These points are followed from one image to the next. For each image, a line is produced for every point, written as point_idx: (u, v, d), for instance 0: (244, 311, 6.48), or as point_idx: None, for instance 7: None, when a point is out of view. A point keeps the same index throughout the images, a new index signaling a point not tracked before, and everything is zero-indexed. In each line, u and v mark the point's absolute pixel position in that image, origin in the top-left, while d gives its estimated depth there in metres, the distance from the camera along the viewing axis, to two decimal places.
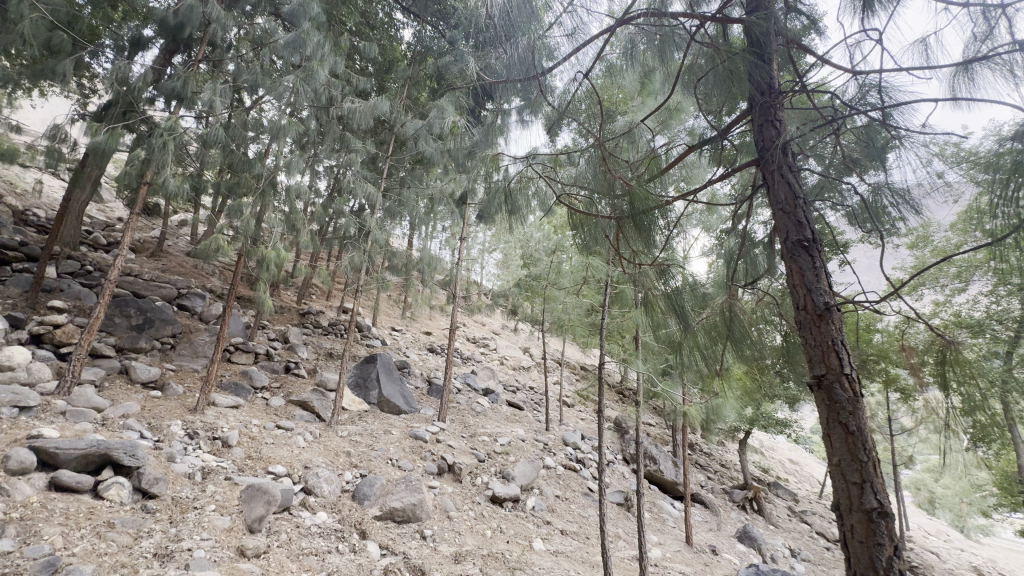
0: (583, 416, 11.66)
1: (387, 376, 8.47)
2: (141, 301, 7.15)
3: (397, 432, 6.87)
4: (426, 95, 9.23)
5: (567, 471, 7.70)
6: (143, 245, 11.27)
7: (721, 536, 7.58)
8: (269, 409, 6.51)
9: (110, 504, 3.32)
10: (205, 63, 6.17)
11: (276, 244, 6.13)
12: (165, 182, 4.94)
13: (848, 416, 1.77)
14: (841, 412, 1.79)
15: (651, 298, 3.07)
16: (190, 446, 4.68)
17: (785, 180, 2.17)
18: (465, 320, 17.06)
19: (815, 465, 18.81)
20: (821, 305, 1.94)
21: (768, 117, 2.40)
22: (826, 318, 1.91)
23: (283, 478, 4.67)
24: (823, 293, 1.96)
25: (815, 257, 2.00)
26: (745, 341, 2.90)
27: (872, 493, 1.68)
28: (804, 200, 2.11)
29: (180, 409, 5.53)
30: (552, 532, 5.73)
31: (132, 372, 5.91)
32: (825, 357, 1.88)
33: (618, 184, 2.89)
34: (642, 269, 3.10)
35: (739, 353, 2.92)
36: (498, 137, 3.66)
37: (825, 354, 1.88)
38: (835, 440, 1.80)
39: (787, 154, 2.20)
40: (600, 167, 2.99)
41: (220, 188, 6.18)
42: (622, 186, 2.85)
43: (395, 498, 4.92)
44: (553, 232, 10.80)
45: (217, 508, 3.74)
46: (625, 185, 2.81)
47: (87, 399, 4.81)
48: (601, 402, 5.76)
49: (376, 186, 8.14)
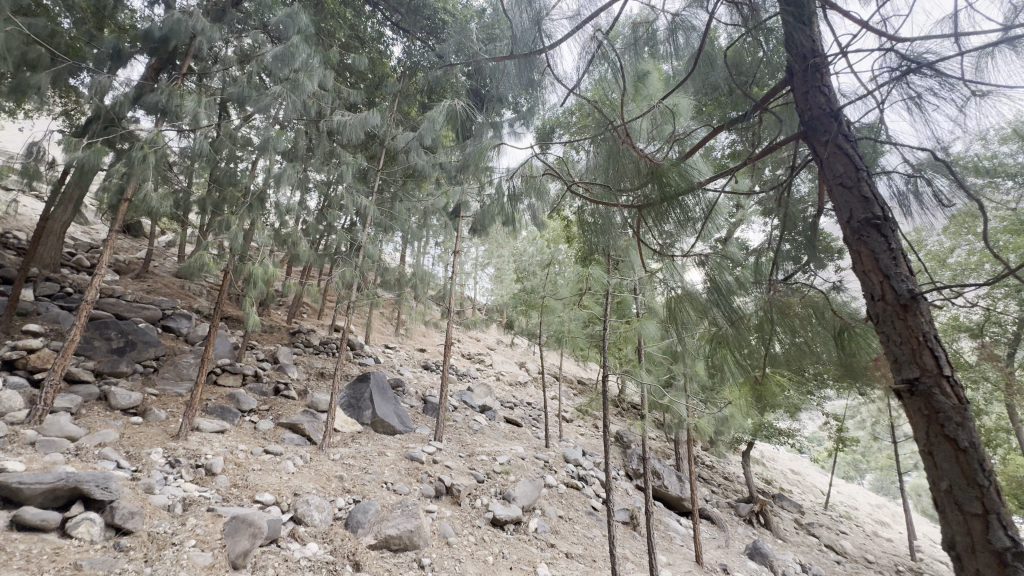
0: (583, 432, 11.41)
1: (381, 395, 8.21)
2: (122, 323, 6.88)
3: (393, 454, 6.59)
4: (416, 110, 9.17)
5: (570, 489, 7.44)
6: (127, 266, 10.99)
7: (731, 553, 7.32)
8: (257, 432, 6.22)
9: (78, 543, 3.04)
10: (190, 78, 6.03)
11: (263, 260, 5.93)
12: (146, 197, 4.75)
13: (956, 429, 1.43)
14: (944, 424, 1.45)
15: (674, 299, 2.86)
16: (171, 475, 4.39)
17: (842, 151, 1.89)
18: (459, 336, 16.82)
19: (817, 474, 18.59)
20: (905, 294, 1.60)
21: (812, 84, 2.03)
22: (912, 309, 1.57)
23: (270, 508, 4.39)
24: (902, 281, 1.64)
25: (889, 236, 1.71)
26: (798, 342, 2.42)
27: (1001, 530, 1.32)
28: (867, 170, 1.83)
29: (162, 436, 5.24)
30: (557, 556, 5.44)
31: (111, 398, 5.63)
32: (916, 357, 1.53)
33: (642, 165, 2.73)
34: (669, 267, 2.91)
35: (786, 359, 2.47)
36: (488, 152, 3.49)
37: (916, 353, 1.54)
38: (944, 457, 1.44)
39: (843, 121, 1.92)
40: (618, 156, 2.77)
41: (206, 204, 5.99)
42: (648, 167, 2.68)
43: (391, 525, 4.64)
44: (547, 245, 10.71)
45: (197, 543, 3.46)
46: (652, 167, 2.59)
47: (60, 427, 4.52)
48: (604, 417, 5.57)
49: (367, 200, 7.99)
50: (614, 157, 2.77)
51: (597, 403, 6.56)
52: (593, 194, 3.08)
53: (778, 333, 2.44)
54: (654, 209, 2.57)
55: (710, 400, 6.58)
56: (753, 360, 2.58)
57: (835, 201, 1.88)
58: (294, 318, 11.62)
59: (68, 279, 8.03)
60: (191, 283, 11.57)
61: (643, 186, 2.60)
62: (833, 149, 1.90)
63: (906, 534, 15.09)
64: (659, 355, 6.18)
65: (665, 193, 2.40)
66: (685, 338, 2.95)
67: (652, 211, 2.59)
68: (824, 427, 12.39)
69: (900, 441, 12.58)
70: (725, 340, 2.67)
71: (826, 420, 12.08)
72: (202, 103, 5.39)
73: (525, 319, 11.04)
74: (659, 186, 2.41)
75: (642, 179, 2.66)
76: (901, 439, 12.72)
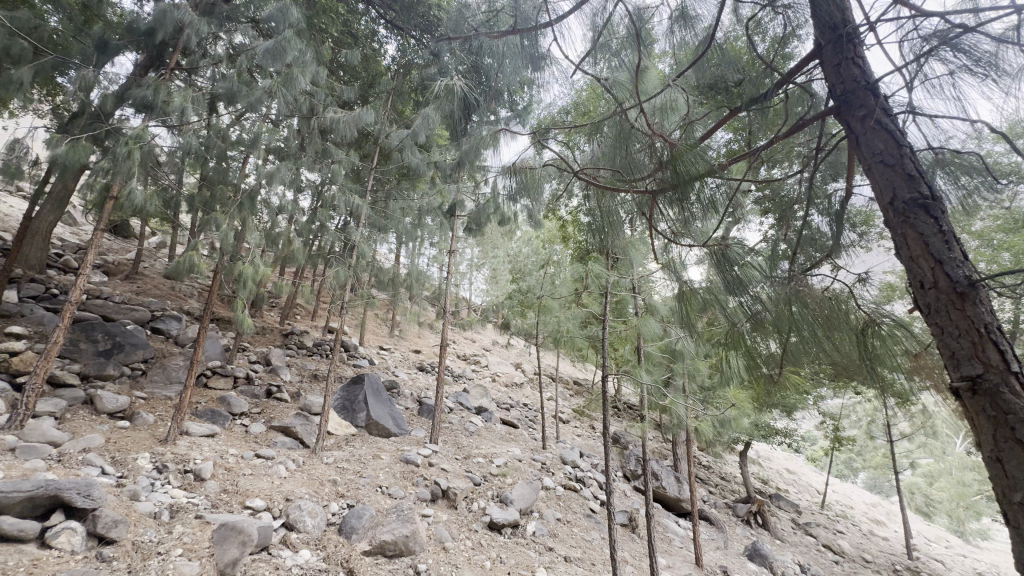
0: (580, 432, 11.33)
1: (375, 397, 8.08)
2: (109, 324, 6.73)
3: (387, 457, 6.47)
4: (411, 107, 9.07)
5: (568, 491, 7.35)
6: (116, 267, 10.79)
7: (730, 555, 7.26)
8: (248, 436, 6.08)
9: (58, 553, 2.92)
10: (178, 72, 5.89)
11: (254, 260, 5.81)
12: (132, 194, 4.61)
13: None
14: (1011, 424, 1.31)
15: (685, 294, 2.83)
16: (158, 481, 4.26)
17: (882, 127, 1.77)
18: (455, 337, 16.72)
19: (812, 474, 18.62)
20: (962, 280, 1.48)
21: (844, 57, 1.91)
22: (970, 298, 1.46)
23: (261, 514, 4.27)
24: (957, 266, 1.52)
25: (939, 218, 1.59)
26: (823, 339, 2.18)
27: None
28: (909, 148, 1.73)
29: (150, 441, 5.09)
30: (556, 560, 5.34)
31: (98, 402, 5.49)
32: (979, 350, 1.41)
33: (658, 145, 2.62)
34: (673, 260, 2.91)
35: (807, 359, 2.25)
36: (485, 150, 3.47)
37: (978, 346, 1.42)
38: (1016, 463, 1.29)
39: (880, 96, 1.81)
40: (625, 142, 2.69)
41: (195, 203, 5.86)
42: (665, 146, 2.56)
43: (386, 531, 4.53)
44: (543, 245, 10.63)
45: (184, 552, 3.33)
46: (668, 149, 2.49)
47: (42, 432, 4.38)
48: (603, 418, 5.48)
49: (361, 199, 7.87)
50: (625, 140, 2.68)
51: (595, 404, 6.47)
52: (603, 181, 2.92)
53: (798, 332, 2.24)
54: (671, 194, 2.46)
55: (709, 400, 6.51)
56: (767, 356, 2.42)
57: (873, 180, 1.79)
58: (287, 320, 11.46)
59: (54, 280, 7.85)
60: (182, 285, 11.38)
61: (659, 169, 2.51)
62: (872, 124, 1.79)
63: (901, 533, 15.11)
64: (658, 355, 6.09)
65: (677, 178, 2.37)
66: (696, 330, 2.89)
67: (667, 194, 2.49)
68: (821, 426, 12.37)
69: (896, 440, 12.59)
70: (738, 336, 2.49)
71: (823, 419, 12.07)
72: (190, 98, 5.26)
73: (522, 319, 10.94)
74: (673, 170, 2.38)
75: (656, 163, 2.57)
76: (898, 438, 12.71)
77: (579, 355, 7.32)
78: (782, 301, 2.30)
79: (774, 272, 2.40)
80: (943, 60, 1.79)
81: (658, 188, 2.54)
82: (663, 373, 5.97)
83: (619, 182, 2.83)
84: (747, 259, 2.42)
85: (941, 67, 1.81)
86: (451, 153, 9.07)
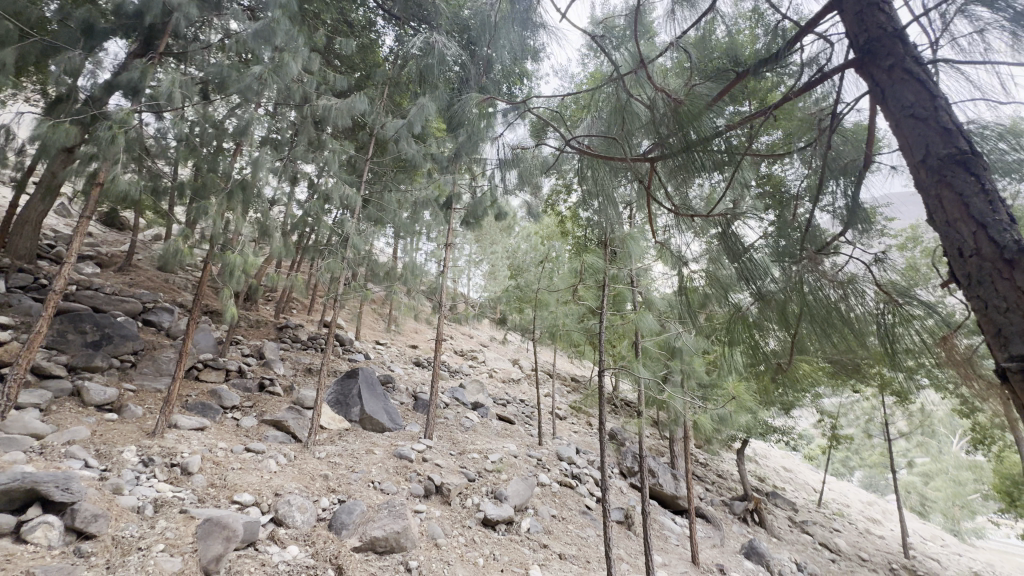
0: (576, 429, 11.25)
1: (370, 392, 7.98)
2: (99, 315, 6.62)
3: (381, 452, 6.38)
4: (407, 98, 8.95)
5: (563, 488, 7.26)
6: (109, 259, 10.66)
7: (726, 553, 7.20)
8: (239, 429, 5.99)
9: (33, 548, 2.82)
10: (167, 57, 5.77)
11: (244, 250, 5.69)
12: (117, 180, 4.49)
13: None
14: None
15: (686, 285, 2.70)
16: (143, 475, 4.16)
17: (914, 77, 1.59)
18: (452, 332, 16.65)
19: (809, 472, 18.62)
20: (1010, 245, 1.29)
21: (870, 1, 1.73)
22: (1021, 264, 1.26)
23: (249, 509, 4.18)
24: (1003, 231, 1.34)
25: (976, 175, 1.42)
26: (831, 328, 2.08)
27: None
28: (943, 99, 1.55)
29: (137, 434, 4.99)
30: (550, 558, 5.26)
31: (85, 394, 5.39)
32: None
33: (659, 100, 2.41)
34: (679, 241, 2.76)
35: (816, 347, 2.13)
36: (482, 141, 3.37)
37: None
38: None
39: (910, 43, 1.64)
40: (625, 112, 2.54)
41: (184, 190, 5.74)
42: (666, 102, 2.34)
43: (377, 527, 4.44)
44: (541, 240, 10.53)
45: (166, 547, 3.23)
46: (673, 107, 2.27)
47: (24, 424, 4.27)
48: (600, 414, 5.39)
49: (356, 191, 7.75)
50: (621, 111, 2.56)
51: (592, 399, 6.37)
52: (596, 148, 2.78)
53: (805, 321, 2.11)
54: (674, 160, 2.27)
55: (708, 397, 6.42)
56: (773, 348, 2.32)
57: (902, 137, 1.61)
58: (282, 313, 11.34)
59: (44, 270, 7.72)
60: (176, 277, 11.25)
61: (655, 124, 2.36)
62: (900, 75, 1.61)
63: (897, 532, 15.10)
64: (655, 351, 6.01)
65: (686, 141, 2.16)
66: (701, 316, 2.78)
67: (669, 161, 2.30)
68: (819, 424, 12.33)
69: (894, 438, 12.55)
70: (744, 321, 2.37)
71: (821, 417, 12.03)
72: (178, 83, 5.13)
73: (520, 314, 10.84)
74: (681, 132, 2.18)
75: (655, 123, 2.37)
76: (895, 437, 12.68)
77: (576, 351, 7.23)
78: (793, 282, 2.17)
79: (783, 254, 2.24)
80: (971, 16, 1.70)
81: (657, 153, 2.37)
82: (661, 369, 5.88)
83: (613, 149, 2.67)
84: (754, 251, 2.29)
85: (968, 25, 1.72)
86: (448, 145, 8.94)
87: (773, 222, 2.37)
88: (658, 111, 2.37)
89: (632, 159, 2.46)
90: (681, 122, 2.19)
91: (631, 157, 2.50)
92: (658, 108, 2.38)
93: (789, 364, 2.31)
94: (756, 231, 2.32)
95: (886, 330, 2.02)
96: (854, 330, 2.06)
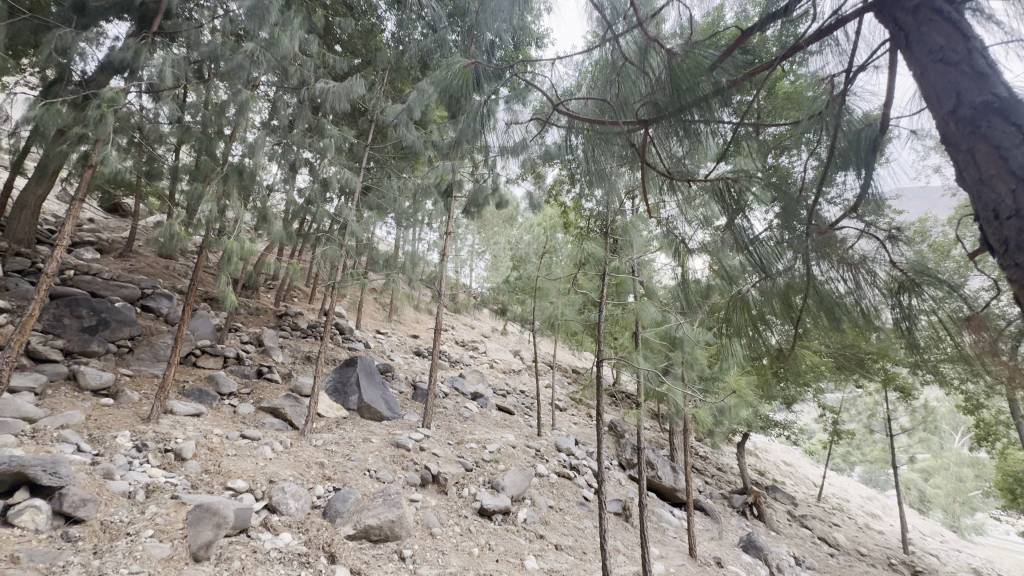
0: (576, 421, 11.20)
1: (368, 380, 7.94)
2: (96, 300, 6.58)
3: (378, 441, 6.34)
4: (408, 84, 8.82)
5: (562, 479, 7.23)
6: (109, 245, 10.62)
7: (724, 546, 7.15)
8: (236, 416, 5.97)
9: (19, 533, 2.79)
10: (161, 37, 5.67)
11: (240, 234, 5.62)
12: (108, 161, 4.40)
13: None
14: None
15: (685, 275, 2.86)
16: (136, 460, 4.13)
17: (943, 20, 1.49)
18: (453, 322, 16.60)
19: (809, 467, 18.57)
20: None
21: None
22: None
23: (242, 496, 4.15)
24: None
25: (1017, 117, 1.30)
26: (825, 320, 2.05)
27: None
28: (977, 40, 1.44)
29: (131, 419, 4.96)
30: (546, 548, 5.22)
31: (80, 378, 5.36)
32: None
33: (652, 54, 2.30)
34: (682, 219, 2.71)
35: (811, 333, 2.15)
36: (481, 127, 3.27)
37: None
38: None
39: None
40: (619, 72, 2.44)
41: (179, 174, 5.66)
42: (659, 54, 2.27)
43: (371, 515, 4.40)
44: (542, 230, 10.40)
45: (155, 533, 3.19)
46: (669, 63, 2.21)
47: (17, 408, 4.25)
48: (598, 405, 5.31)
49: (355, 177, 7.64)
50: (615, 78, 2.45)
51: (591, 391, 6.29)
52: (588, 115, 2.63)
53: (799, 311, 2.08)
54: (669, 120, 2.26)
55: (709, 389, 6.33)
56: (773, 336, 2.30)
57: (930, 85, 1.52)
58: (282, 301, 11.29)
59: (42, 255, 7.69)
60: (176, 264, 11.20)
61: (652, 88, 2.30)
62: (927, 15, 1.52)
63: (897, 527, 15.07)
64: (656, 342, 5.91)
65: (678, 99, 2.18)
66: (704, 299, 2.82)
67: (663, 122, 2.28)
68: (821, 419, 12.23)
69: (896, 434, 12.45)
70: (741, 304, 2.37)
71: (823, 412, 11.93)
72: (170, 62, 5.03)
73: (521, 305, 10.75)
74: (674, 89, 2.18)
75: (653, 82, 2.30)
76: (898, 433, 12.57)
77: (576, 342, 7.13)
78: (803, 269, 2.03)
79: (793, 227, 2.04)
80: None
81: (651, 116, 2.32)
82: (661, 361, 5.79)
83: (604, 115, 2.57)
84: (757, 245, 2.15)
85: None
86: (449, 131, 8.79)
87: (779, 214, 2.07)
88: (654, 70, 2.30)
89: (624, 122, 2.40)
90: (676, 87, 2.18)
91: (622, 122, 2.44)
92: (652, 67, 2.30)
93: (790, 350, 2.29)
94: (762, 227, 2.13)
95: (892, 325, 1.99)
96: (856, 322, 2.04)
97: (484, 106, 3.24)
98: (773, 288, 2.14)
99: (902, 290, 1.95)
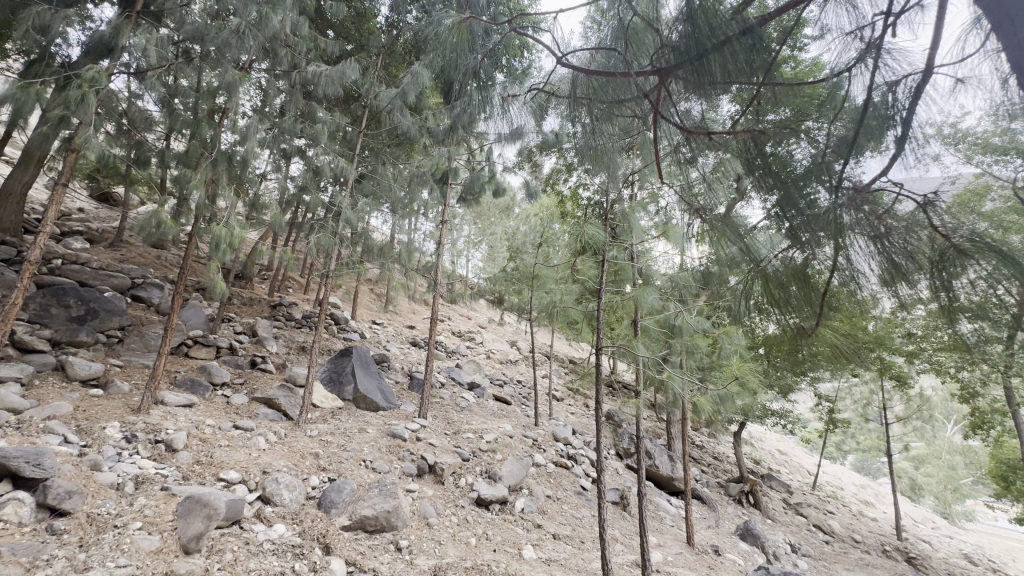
0: (573, 410, 11.21)
1: (364, 370, 7.87)
2: (84, 290, 6.44)
3: (374, 431, 6.27)
4: (402, 68, 8.64)
5: (559, 469, 7.20)
6: (100, 234, 10.44)
7: (721, 534, 7.17)
8: (229, 407, 5.89)
9: (1, 526, 2.70)
10: (145, 15, 5.48)
11: (230, 221, 5.49)
12: (88, 143, 4.23)
13: None
14: None
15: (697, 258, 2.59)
16: (125, 452, 4.04)
17: None
18: (450, 313, 16.55)
19: (804, 455, 18.73)
20: None
21: None
22: None
23: (235, 487, 4.08)
24: None
25: None
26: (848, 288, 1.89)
27: None
28: None
29: (121, 410, 4.86)
30: (544, 538, 5.19)
31: (69, 369, 5.26)
32: None
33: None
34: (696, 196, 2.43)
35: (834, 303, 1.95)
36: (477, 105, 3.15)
37: None
38: None
39: None
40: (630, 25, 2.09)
41: (165, 159, 5.49)
42: None
43: (367, 506, 4.35)
44: (539, 219, 10.30)
45: (144, 526, 3.11)
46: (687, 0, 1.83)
47: (3, 398, 4.15)
48: (596, 394, 5.24)
49: (349, 164, 7.49)
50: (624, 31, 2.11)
51: (590, 381, 6.23)
52: (594, 67, 2.35)
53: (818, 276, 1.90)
54: (688, 70, 1.89)
55: (708, 378, 6.28)
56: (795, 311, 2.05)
57: None
58: (277, 292, 11.17)
59: (28, 243, 7.52)
60: (168, 254, 11.03)
61: (668, 35, 1.93)
62: None
63: (890, 514, 15.26)
64: (655, 331, 5.83)
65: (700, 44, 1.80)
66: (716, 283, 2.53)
67: (681, 72, 1.91)
68: (817, 408, 12.29)
69: (890, 423, 12.55)
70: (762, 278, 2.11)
71: (819, 401, 11.98)
72: (154, 40, 4.85)
73: (518, 295, 10.67)
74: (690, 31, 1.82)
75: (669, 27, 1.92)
76: (892, 422, 12.66)
77: (574, 332, 7.07)
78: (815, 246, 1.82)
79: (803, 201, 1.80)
80: None
81: (667, 65, 1.94)
82: (661, 349, 5.73)
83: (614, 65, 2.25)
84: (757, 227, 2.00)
85: None
86: (445, 118, 8.62)
87: (779, 204, 1.84)
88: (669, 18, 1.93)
89: (635, 72, 2.05)
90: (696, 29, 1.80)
91: (634, 72, 2.07)
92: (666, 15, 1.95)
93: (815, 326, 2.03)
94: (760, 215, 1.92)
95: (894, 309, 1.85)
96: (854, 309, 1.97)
97: (480, 84, 3.09)
98: (769, 276, 2.06)
99: (900, 280, 1.77)
